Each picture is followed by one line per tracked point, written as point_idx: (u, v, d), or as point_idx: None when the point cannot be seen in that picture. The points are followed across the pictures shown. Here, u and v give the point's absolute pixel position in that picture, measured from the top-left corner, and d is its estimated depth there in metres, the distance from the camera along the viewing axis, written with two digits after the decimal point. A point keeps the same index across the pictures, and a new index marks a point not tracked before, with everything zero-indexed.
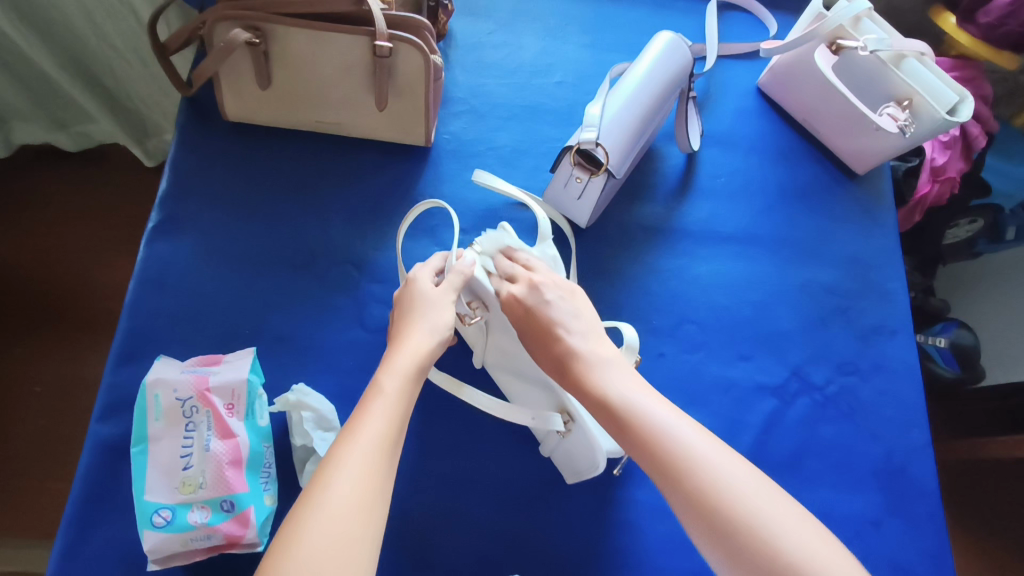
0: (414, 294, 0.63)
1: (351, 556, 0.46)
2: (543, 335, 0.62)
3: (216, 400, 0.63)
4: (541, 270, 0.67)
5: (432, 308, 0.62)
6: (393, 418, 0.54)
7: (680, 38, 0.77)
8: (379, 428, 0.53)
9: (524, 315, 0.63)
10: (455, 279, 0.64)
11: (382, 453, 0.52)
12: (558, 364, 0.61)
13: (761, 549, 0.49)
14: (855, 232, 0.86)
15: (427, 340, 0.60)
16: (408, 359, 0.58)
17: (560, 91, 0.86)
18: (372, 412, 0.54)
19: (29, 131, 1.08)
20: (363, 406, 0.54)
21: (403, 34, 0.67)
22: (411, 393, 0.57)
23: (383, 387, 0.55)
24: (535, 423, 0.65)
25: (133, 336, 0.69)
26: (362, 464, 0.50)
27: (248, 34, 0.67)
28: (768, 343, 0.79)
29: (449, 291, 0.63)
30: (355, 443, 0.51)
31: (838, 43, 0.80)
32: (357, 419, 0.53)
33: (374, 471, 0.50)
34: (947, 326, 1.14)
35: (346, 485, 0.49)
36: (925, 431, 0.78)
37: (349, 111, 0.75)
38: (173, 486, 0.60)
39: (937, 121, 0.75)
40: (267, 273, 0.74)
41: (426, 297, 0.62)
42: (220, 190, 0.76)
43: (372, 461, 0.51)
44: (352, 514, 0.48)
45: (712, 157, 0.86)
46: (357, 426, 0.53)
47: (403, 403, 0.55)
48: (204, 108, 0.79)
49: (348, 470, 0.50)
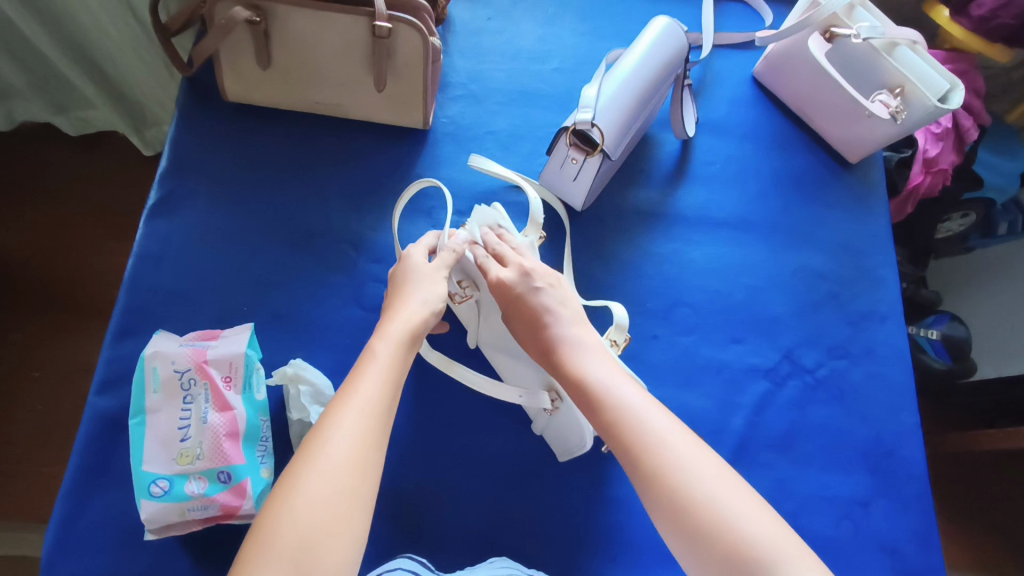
0: (405, 267, 0.65)
1: (346, 515, 0.48)
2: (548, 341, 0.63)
3: (213, 372, 0.64)
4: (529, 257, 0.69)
5: (427, 278, 0.64)
6: (387, 381, 0.55)
7: (676, 24, 0.78)
8: (373, 390, 0.54)
9: (525, 311, 0.65)
10: (448, 257, 0.67)
11: (372, 413, 0.52)
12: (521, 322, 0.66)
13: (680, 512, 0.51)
14: (847, 219, 0.87)
15: (421, 310, 0.61)
16: (400, 327, 0.59)
17: (557, 77, 0.87)
18: (367, 376, 0.55)
19: (28, 110, 1.08)
20: (359, 369, 0.56)
21: (402, 15, 0.68)
22: (403, 359, 0.58)
23: (378, 352, 0.57)
24: (523, 400, 0.67)
25: (132, 311, 0.70)
26: (357, 426, 0.51)
27: (249, 12, 0.67)
28: (760, 327, 0.80)
29: (442, 266, 0.66)
30: (351, 404, 0.52)
31: (832, 31, 0.80)
32: (352, 382, 0.54)
33: (368, 431, 0.51)
34: (940, 319, 1.16)
35: (343, 443, 0.50)
36: (914, 414, 0.79)
37: (348, 92, 0.76)
38: (171, 457, 0.61)
39: (928, 109, 0.76)
40: (265, 252, 0.74)
41: (415, 268, 0.65)
42: (219, 170, 0.77)
43: (365, 421, 0.52)
44: (347, 470, 0.49)
45: (707, 144, 0.87)
46: (351, 390, 0.54)
47: (396, 368, 0.57)
48: (204, 89, 0.80)
49: (343, 429, 0.51)
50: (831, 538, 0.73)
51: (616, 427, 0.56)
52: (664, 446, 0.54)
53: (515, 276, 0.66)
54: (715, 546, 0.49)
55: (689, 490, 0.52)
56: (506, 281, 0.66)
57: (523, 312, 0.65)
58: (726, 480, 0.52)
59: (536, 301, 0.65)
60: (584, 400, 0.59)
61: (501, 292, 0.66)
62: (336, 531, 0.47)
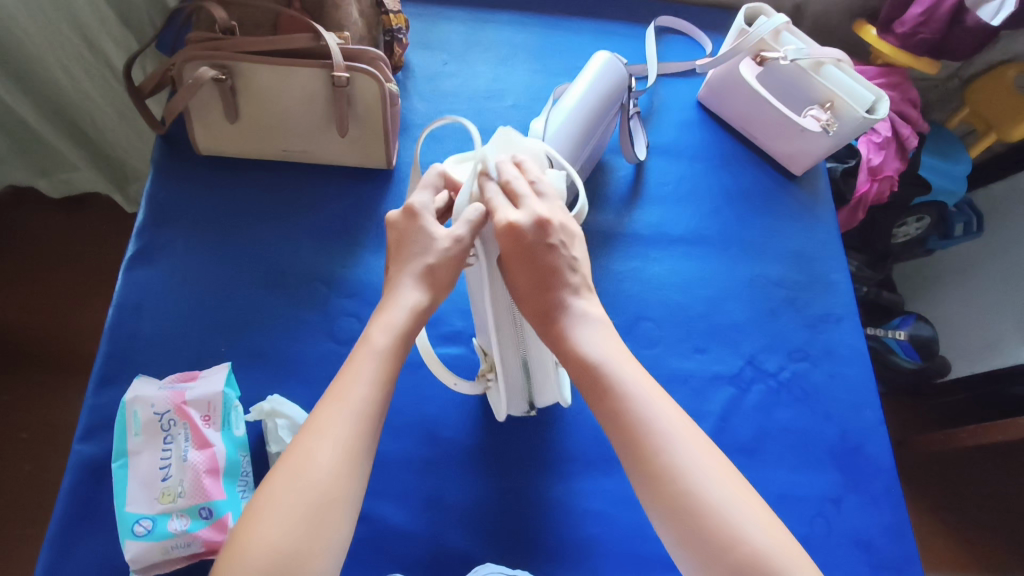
0: (408, 228, 0.56)
1: (324, 525, 0.46)
2: (555, 319, 0.56)
3: (192, 412, 0.66)
4: (548, 198, 0.58)
5: (440, 264, 0.56)
6: (381, 380, 0.52)
7: (616, 58, 0.84)
8: (365, 390, 0.51)
9: (539, 276, 0.56)
10: (462, 225, 0.55)
11: (362, 419, 0.50)
12: (523, 291, 0.57)
13: (684, 511, 0.48)
14: (797, 228, 0.91)
15: (419, 292, 0.56)
16: (401, 314, 0.54)
17: (513, 113, 0.93)
18: (360, 373, 0.52)
19: (15, 175, 1.12)
20: (353, 361, 0.53)
21: (359, 65, 0.73)
22: (401, 352, 0.54)
23: (376, 343, 0.53)
24: (459, 386, 0.68)
25: (113, 359, 0.72)
26: (344, 430, 0.49)
27: (215, 71, 0.72)
28: (720, 335, 0.83)
29: (457, 227, 0.55)
30: (342, 405, 0.50)
31: (762, 55, 0.87)
32: (345, 375, 0.52)
33: (357, 438, 0.49)
34: (906, 320, 1.20)
35: (331, 451, 0.48)
36: (876, 410, 0.82)
37: (314, 139, 0.81)
38: (153, 496, 0.63)
39: (857, 119, 0.82)
40: (241, 294, 0.77)
41: (422, 234, 0.56)
42: (195, 220, 0.81)
43: (352, 426, 0.50)
44: (329, 480, 0.47)
45: (659, 166, 0.92)
46: (344, 387, 0.51)
47: (390, 363, 0.53)
48: (178, 145, 0.85)
49: (330, 437, 0.49)
50: (806, 537, 0.74)
51: (618, 417, 0.52)
52: (663, 445, 0.50)
53: (529, 224, 0.55)
54: (720, 554, 0.47)
55: (691, 491, 0.48)
56: (519, 228, 0.54)
57: (533, 268, 0.56)
58: (731, 480, 0.49)
59: (548, 257, 0.56)
60: (583, 383, 0.54)
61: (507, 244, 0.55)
62: (311, 543, 0.46)
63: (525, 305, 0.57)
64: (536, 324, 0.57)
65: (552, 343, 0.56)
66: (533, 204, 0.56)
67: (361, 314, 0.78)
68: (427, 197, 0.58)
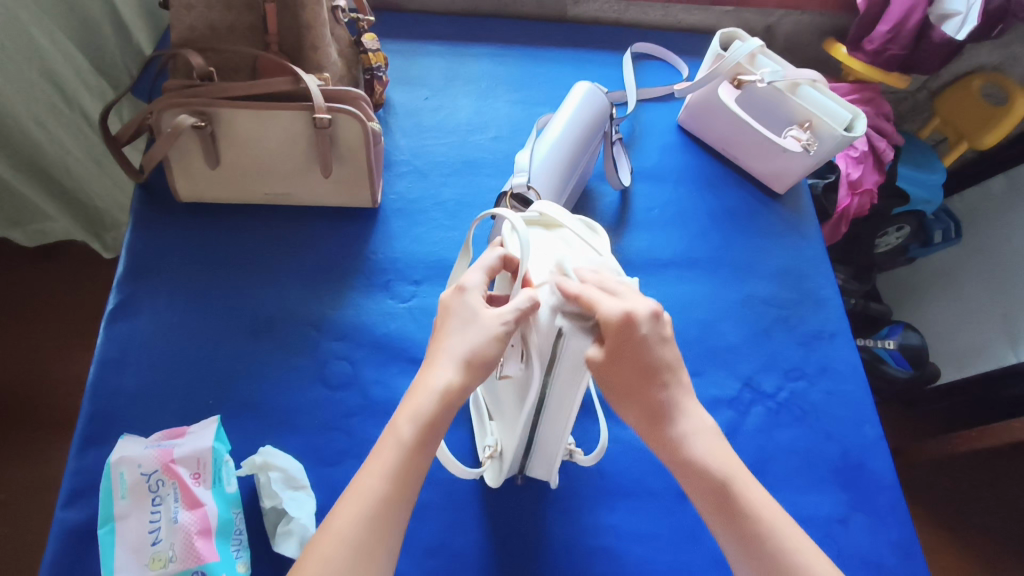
0: (454, 304, 0.56)
1: None
2: (668, 435, 0.56)
3: (181, 471, 0.64)
4: (627, 296, 0.55)
5: (482, 345, 0.53)
6: (402, 473, 0.50)
7: (596, 87, 0.85)
8: (383, 486, 0.50)
9: (647, 376, 0.55)
10: (520, 300, 0.53)
11: (373, 518, 0.49)
12: (643, 418, 0.56)
13: None
14: (785, 246, 0.92)
15: (452, 372, 0.53)
16: (429, 399, 0.52)
17: (496, 144, 0.93)
18: (378, 464, 0.51)
19: None
20: (379, 449, 0.52)
21: (342, 106, 0.72)
22: (427, 443, 0.52)
23: (400, 433, 0.52)
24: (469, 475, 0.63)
25: (97, 419, 0.69)
26: (360, 530, 0.48)
27: (194, 118, 0.71)
28: (717, 358, 0.83)
29: (504, 315, 0.53)
30: (356, 503, 0.49)
31: (739, 79, 0.89)
32: (368, 469, 0.51)
33: (373, 536, 0.48)
34: (894, 329, 1.22)
35: (342, 555, 0.47)
36: (875, 426, 0.82)
37: (298, 181, 0.80)
38: (142, 563, 0.60)
39: (836, 138, 0.84)
40: (229, 342, 0.75)
41: (468, 312, 0.55)
42: (177, 269, 0.79)
43: (363, 528, 0.48)
44: None
45: (644, 191, 0.93)
46: (363, 482, 0.50)
47: (414, 457, 0.51)
48: (158, 194, 0.83)
49: (341, 539, 0.48)
50: None
51: (752, 540, 0.53)
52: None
53: (634, 319, 0.54)
54: None
55: None
56: (632, 318, 0.53)
57: (639, 365, 0.55)
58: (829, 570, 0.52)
59: (657, 352, 0.55)
60: (711, 501, 0.55)
61: (614, 333, 0.53)
62: None
63: (647, 432, 0.57)
64: (654, 445, 0.57)
65: (663, 450, 0.56)
66: (632, 298, 0.55)
67: (353, 356, 0.76)
68: (480, 278, 0.57)
